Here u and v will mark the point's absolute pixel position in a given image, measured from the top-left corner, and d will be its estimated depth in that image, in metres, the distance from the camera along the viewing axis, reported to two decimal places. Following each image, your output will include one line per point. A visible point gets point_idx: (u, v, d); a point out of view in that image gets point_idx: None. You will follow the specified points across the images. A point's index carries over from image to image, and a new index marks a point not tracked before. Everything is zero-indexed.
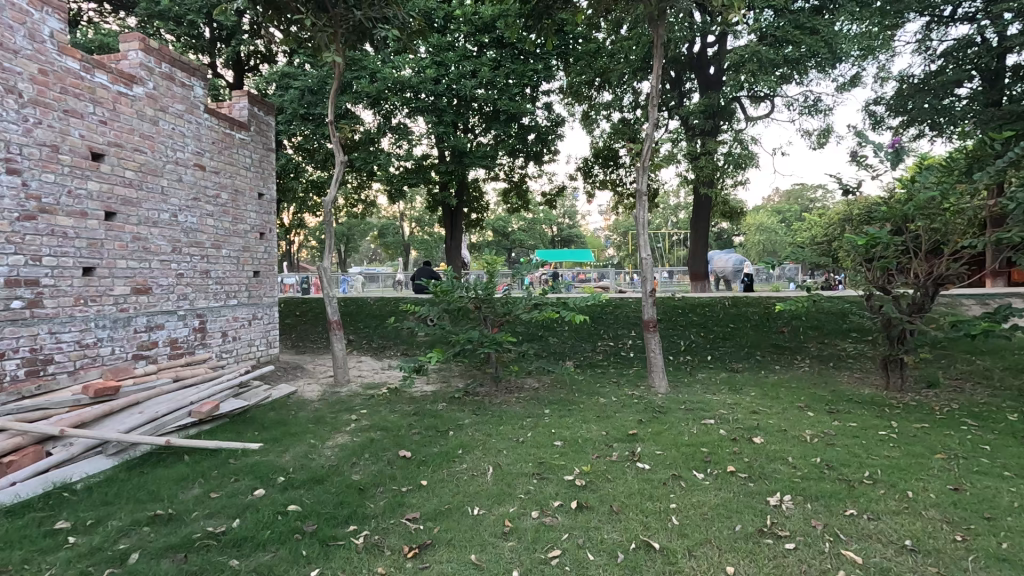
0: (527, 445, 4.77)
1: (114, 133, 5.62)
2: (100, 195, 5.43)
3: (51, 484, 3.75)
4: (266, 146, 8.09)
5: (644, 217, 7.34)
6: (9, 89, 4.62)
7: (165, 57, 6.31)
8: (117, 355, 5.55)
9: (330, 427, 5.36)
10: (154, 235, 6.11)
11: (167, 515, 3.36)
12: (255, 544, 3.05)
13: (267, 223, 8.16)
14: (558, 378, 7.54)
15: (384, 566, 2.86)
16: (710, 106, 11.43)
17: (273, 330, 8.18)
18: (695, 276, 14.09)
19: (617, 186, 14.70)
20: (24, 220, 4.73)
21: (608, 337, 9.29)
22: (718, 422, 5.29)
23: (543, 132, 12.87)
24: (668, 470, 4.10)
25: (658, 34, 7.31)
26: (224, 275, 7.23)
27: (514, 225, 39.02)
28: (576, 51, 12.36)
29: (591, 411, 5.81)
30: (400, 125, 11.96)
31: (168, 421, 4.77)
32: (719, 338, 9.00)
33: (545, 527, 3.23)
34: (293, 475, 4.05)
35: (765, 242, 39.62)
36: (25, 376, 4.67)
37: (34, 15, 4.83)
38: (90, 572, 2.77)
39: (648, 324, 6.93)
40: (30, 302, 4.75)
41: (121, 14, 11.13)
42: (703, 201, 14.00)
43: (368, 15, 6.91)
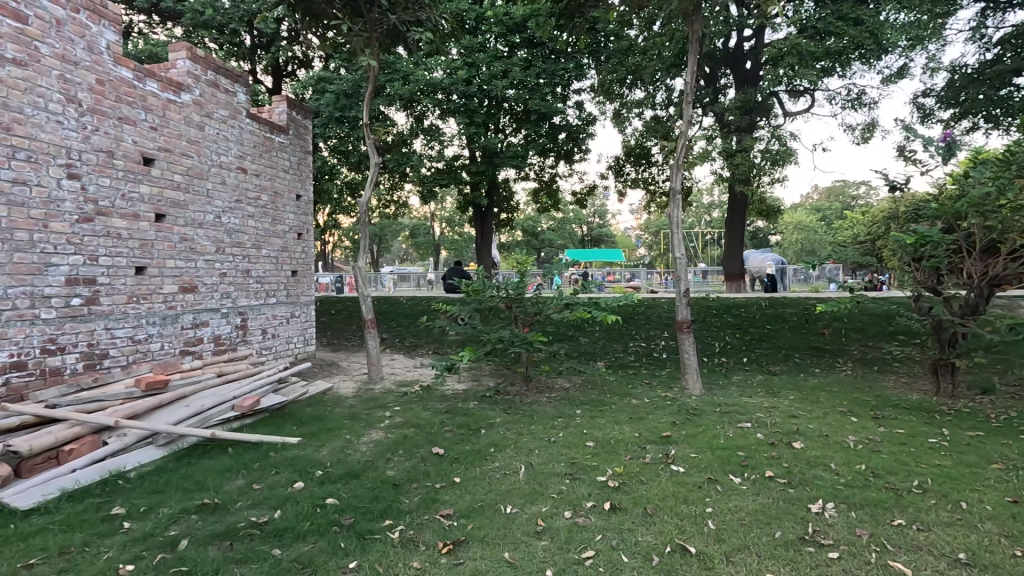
0: (559, 445, 4.77)
1: (163, 138, 5.89)
2: (151, 198, 5.71)
3: (107, 472, 3.95)
4: (304, 148, 8.33)
5: (677, 216, 7.20)
6: (69, 98, 4.89)
7: (210, 64, 6.57)
8: (166, 350, 5.83)
9: (365, 423, 5.49)
10: (200, 236, 6.38)
11: (214, 505, 3.50)
12: (295, 536, 3.14)
13: (305, 223, 8.41)
14: (589, 378, 7.51)
15: (420, 561, 2.90)
16: (747, 102, 11.12)
17: (310, 328, 8.42)
18: (731, 276, 13.77)
19: (649, 185, 14.49)
20: (82, 221, 5.00)
21: (641, 337, 9.16)
22: (755, 426, 5.16)
23: (574, 131, 12.82)
24: (703, 473, 4.02)
25: (692, 30, 7.16)
26: (265, 274, 7.49)
27: (544, 225, 38.97)
28: (608, 48, 12.23)
29: (623, 412, 5.76)
30: (432, 126, 12.11)
31: (213, 414, 4.98)
32: (756, 340, 8.76)
33: (579, 528, 3.22)
34: (331, 469, 4.15)
35: (804, 241, 38.35)
36: (83, 370, 4.94)
37: (92, 28, 5.10)
38: (144, 556, 2.91)
39: (681, 324, 6.82)
40: (87, 300, 5.01)
41: (169, 24, 11.66)
42: (739, 199, 13.65)
43: (402, 19, 7.01)
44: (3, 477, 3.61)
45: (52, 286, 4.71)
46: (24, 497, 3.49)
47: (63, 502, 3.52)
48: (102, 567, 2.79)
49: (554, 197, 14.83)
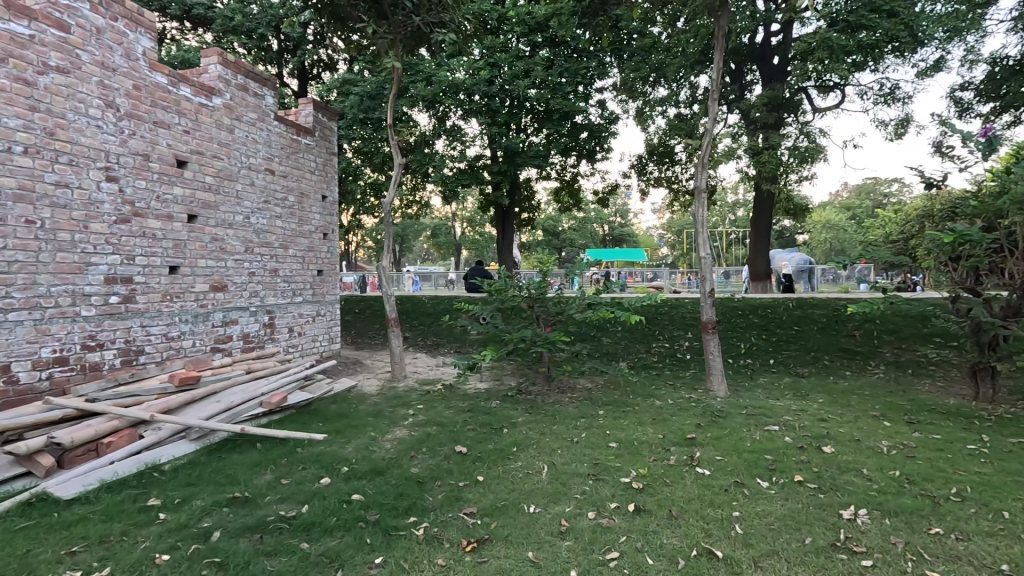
0: (582, 445, 4.75)
1: (195, 141, 6.05)
2: (184, 200, 5.89)
3: (143, 465, 4.10)
4: (329, 150, 8.48)
5: (702, 215, 7.08)
6: (109, 104, 5.08)
7: (240, 69, 6.74)
8: (197, 347, 6.01)
9: (389, 421, 5.55)
10: (230, 236, 6.54)
11: (244, 498, 3.60)
12: (322, 530, 3.20)
13: (330, 224, 8.56)
14: (612, 379, 7.46)
15: (444, 558, 2.92)
16: (774, 98, 10.89)
17: (335, 326, 8.57)
18: (756, 276, 13.49)
19: (672, 184, 14.31)
20: (119, 223, 5.18)
21: (664, 338, 9.05)
22: (782, 429, 5.06)
23: (596, 130, 12.73)
24: (730, 476, 3.96)
25: (718, 25, 7.03)
26: (292, 274, 7.65)
27: (565, 224, 38.89)
28: (631, 46, 12.11)
29: (647, 414, 5.70)
30: (454, 127, 12.19)
31: (243, 410, 5.11)
32: (783, 341, 8.58)
33: (602, 529, 3.20)
34: (356, 466, 4.22)
35: (832, 240, 37.40)
36: (121, 365, 5.12)
37: (129, 35, 5.28)
38: (179, 546, 3.00)
39: (706, 325, 6.72)
40: (124, 297, 5.19)
41: (200, 30, 11.98)
42: (765, 197, 13.36)
43: (426, 20, 7.07)
44: (48, 467, 3.76)
45: (92, 284, 4.89)
46: (67, 487, 3.63)
47: (103, 492, 3.65)
48: (140, 556, 2.88)
49: (575, 196, 14.78)
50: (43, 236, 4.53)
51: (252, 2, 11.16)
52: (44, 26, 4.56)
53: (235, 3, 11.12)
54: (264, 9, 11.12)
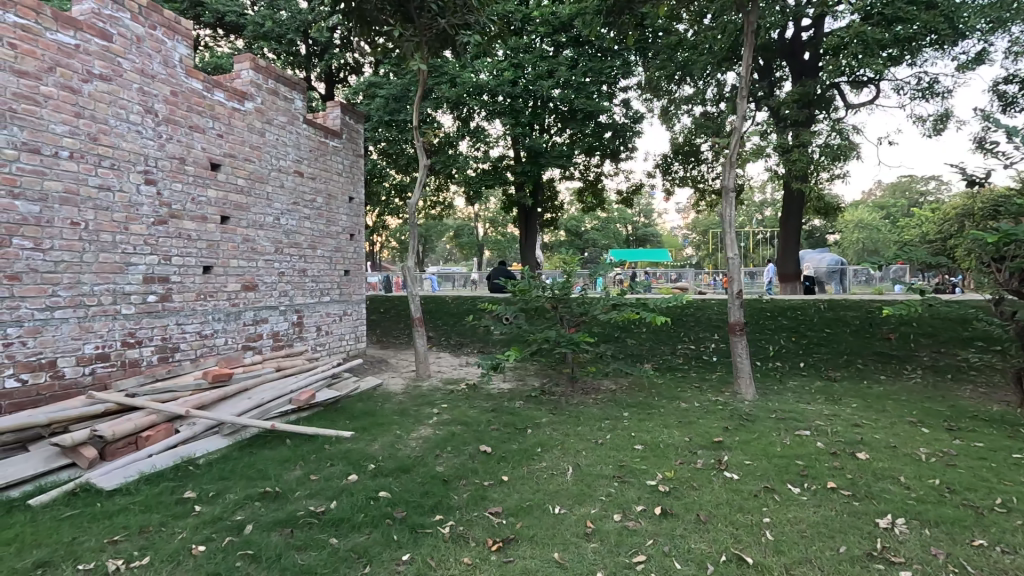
0: (607, 447, 4.71)
1: (228, 144, 6.23)
2: (217, 201, 6.06)
3: (179, 458, 4.23)
4: (356, 152, 8.62)
5: (730, 215, 6.92)
6: (147, 110, 5.27)
7: (271, 73, 6.90)
8: (229, 345, 6.18)
9: (414, 419, 5.61)
10: (260, 237, 6.70)
11: (275, 493, 3.68)
12: (351, 526, 3.25)
13: (356, 225, 8.70)
14: (636, 381, 7.39)
15: (471, 557, 2.94)
16: (805, 95, 10.62)
17: (361, 325, 8.71)
18: (785, 277, 13.18)
19: (698, 183, 14.09)
20: (157, 224, 5.37)
21: (689, 339, 8.91)
22: (814, 434, 4.93)
23: (620, 130, 12.62)
24: (759, 481, 3.88)
25: (747, 21, 6.87)
26: (320, 273, 7.80)
27: (587, 224, 38.70)
28: (656, 44, 11.95)
29: (673, 416, 5.62)
30: (478, 128, 12.26)
31: (273, 407, 5.23)
32: (814, 344, 8.36)
33: (628, 532, 3.18)
34: (382, 463, 4.28)
35: (865, 240, 36.30)
36: (158, 362, 5.31)
37: (167, 43, 5.47)
38: (214, 538, 3.09)
39: (734, 326, 6.59)
40: (161, 297, 5.38)
41: (232, 37, 12.33)
42: (795, 196, 13.04)
43: (452, 22, 7.14)
44: (90, 459, 3.92)
45: (131, 284, 5.08)
46: (109, 478, 3.77)
47: (142, 484, 3.78)
48: (178, 547, 2.98)
49: (599, 196, 14.68)
50: (87, 237, 4.71)
51: (281, 8, 11.43)
52: (88, 35, 4.75)
53: (266, 9, 11.40)
54: (293, 15, 11.37)
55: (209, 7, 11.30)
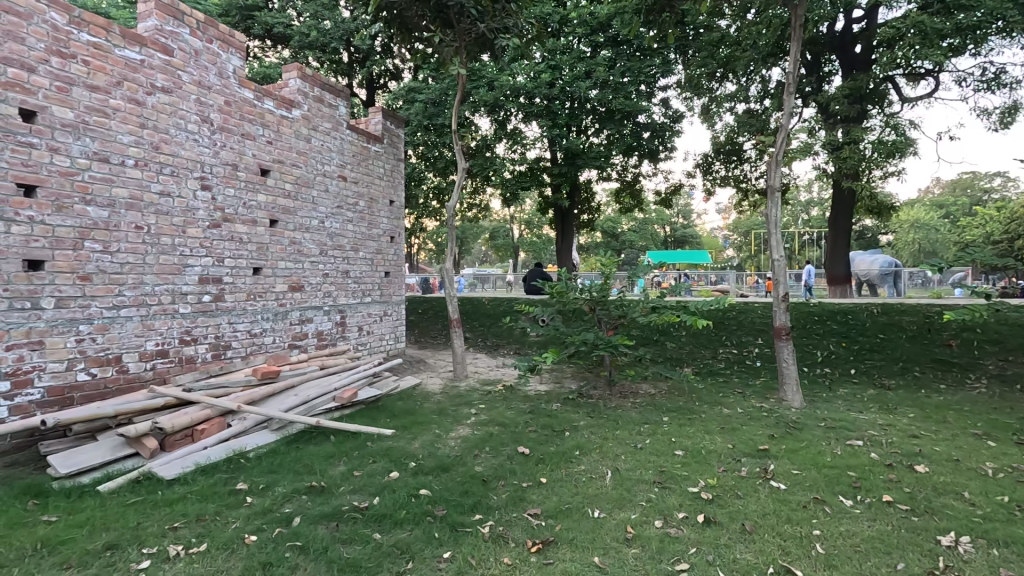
0: (646, 451, 4.65)
1: (277, 151, 6.48)
2: (266, 205, 6.32)
3: (231, 451, 4.43)
4: (396, 156, 8.81)
5: (775, 215, 6.68)
6: (204, 119, 5.55)
7: (317, 81, 7.14)
8: (277, 343, 6.43)
9: (453, 419, 5.68)
10: (306, 240, 6.94)
11: (321, 487, 3.81)
12: (393, 522, 3.32)
13: (397, 227, 8.89)
14: (676, 385, 7.25)
15: (510, 558, 2.95)
16: (856, 90, 10.17)
17: (400, 326, 8.89)
18: (834, 279, 12.63)
19: (741, 183, 13.69)
20: (212, 227, 5.64)
21: (731, 343, 8.66)
22: (868, 445, 4.70)
23: (659, 129, 12.40)
24: (808, 492, 3.73)
25: (794, 15, 6.63)
26: (361, 275, 8.00)
27: (624, 225, 38.18)
28: (697, 41, 11.69)
29: (715, 422, 5.48)
30: (515, 130, 12.30)
31: (317, 404, 5.42)
32: (865, 350, 7.99)
33: (670, 539, 3.12)
34: (422, 462, 4.35)
35: (922, 241, 34.38)
36: (211, 358, 5.58)
37: (222, 55, 5.75)
38: (265, 528, 3.23)
39: (779, 331, 6.38)
40: (215, 296, 5.65)
41: (279, 47, 12.84)
42: (845, 196, 12.47)
43: (491, 26, 7.19)
44: (152, 449, 4.16)
45: (188, 284, 5.36)
46: (168, 468, 3.99)
47: (198, 475, 3.98)
48: (232, 536, 3.12)
49: (637, 197, 14.47)
50: (149, 240, 5.00)
51: (325, 17, 11.81)
52: (152, 51, 5.06)
53: (310, 19, 11.80)
54: (337, 24, 11.74)
55: (259, 20, 11.81)
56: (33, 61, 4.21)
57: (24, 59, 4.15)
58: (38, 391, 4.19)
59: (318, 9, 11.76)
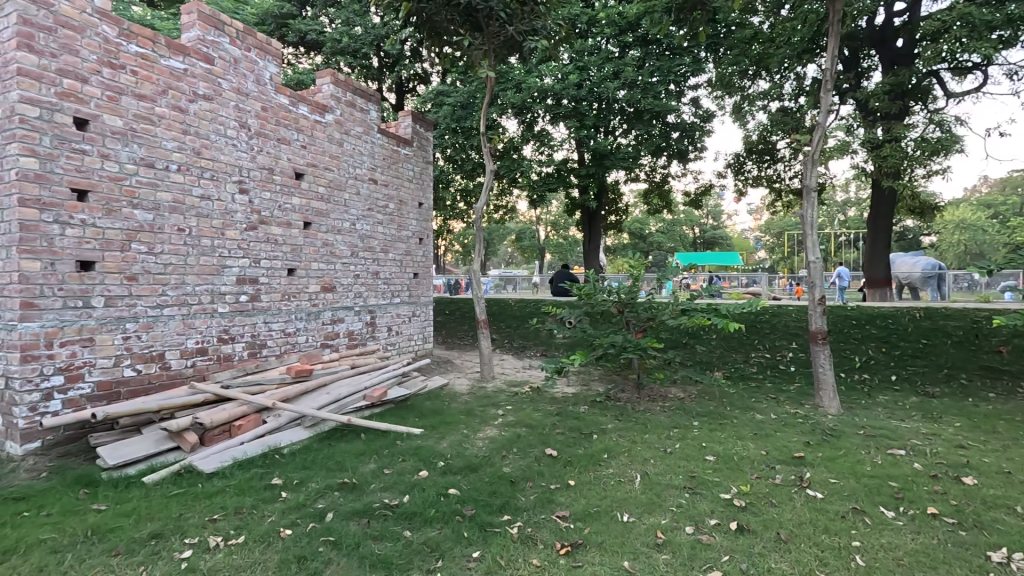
0: (676, 456, 4.58)
1: (311, 155, 6.64)
2: (301, 208, 6.48)
3: (267, 447, 4.55)
4: (425, 159, 8.92)
5: (811, 216, 6.46)
6: (242, 125, 5.74)
7: (349, 87, 7.28)
8: (310, 342, 6.59)
9: (480, 420, 5.72)
10: (338, 241, 7.10)
11: (352, 484, 3.88)
12: (423, 520, 3.37)
13: (425, 229, 8.99)
14: (706, 389, 7.13)
15: (539, 560, 2.95)
16: (898, 85, 9.80)
17: (428, 326, 8.98)
18: (873, 282, 12.18)
19: (774, 183, 13.35)
20: (249, 230, 5.82)
21: (764, 347, 8.46)
22: (911, 455, 4.52)
23: (689, 129, 12.19)
24: (847, 502, 3.61)
25: (832, 10, 6.41)
26: (391, 276, 8.13)
27: (652, 227, 37.64)
28: (729, 39, 11.46)
29: (747, 428, 5.36)
30: (542, 131, 12.28)
31: (348, 403, 5.53)
32: (908, 355, 7.68)
33: (702, 545, 3.07)
34: (451, 461, 4.39)
35: (969, 242, 32.78)
36: (247, 356, 5.76)
37: (259, 63, 5.94)
38: (299, 523, 3.31)
39: (815, 335, 6.19)
40: (251, 296, 5.83)
41: (312, 53, 13.18)
42: (886, 195, 12.00)
43: (519, 29, 7.21)
44: (192, 444, 4.31)
45: (226, 284, 5.54)
46: (208, 462, 4.13)
47: (236, 469, 4.12)
48: (268, 529, 3.21)
49: (666, 197, 14.27)
50: (190, 242, 5.20)
51: (356, 23, 12.05)
52: (195, 60, 5.26)
53: (342, 26, 12.08)
54: (367, 30, 11.98)
55: (293, 28, 12.15)
56: (86, 72, 4.43)
57: (78, 70, 4.38)
58: (89, 385, 4.40)
59: (350, 16, 12.02)
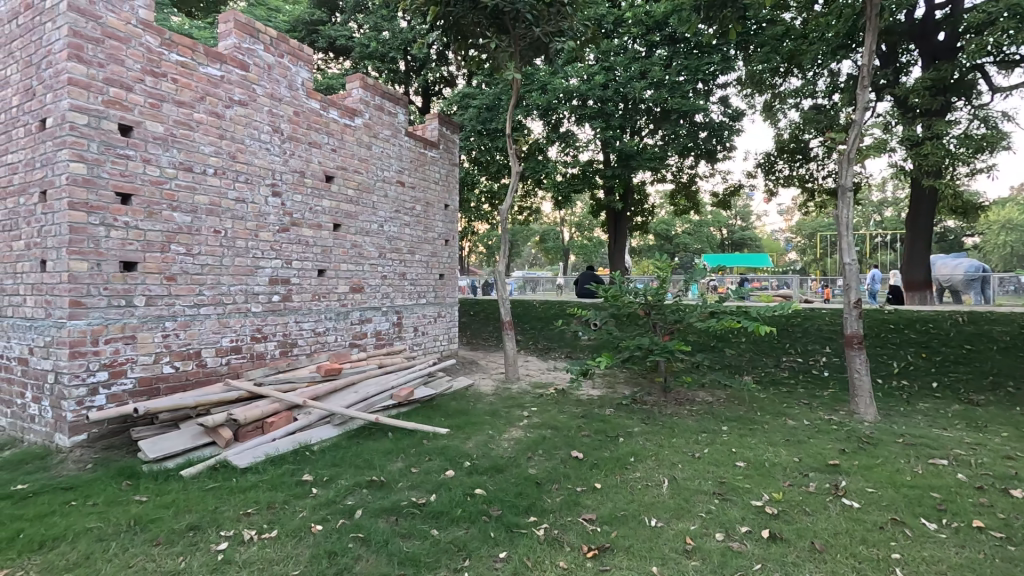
0: (705, 461, 4.50)
1: (341, 158, 6.78)
2: (331, 210, 6.62)
3: (297, 443, 4.65)
4: (451, 161, 9.00)
5: (846, 216, 6.24)
6: (276, 129, 5.90)
7: (377, 91, 7.40)
8: (339, 342, 6.72)
9: (506, 421, 5.73)
10: (367, 243, 7.22)
11: (380, 482, 3.94)
12: (449, 519, 3.40)
13: (451, 231, 9.06)
14: (735, 394, 6.98)
15: (567, 562, 2.93)
16: (939, 80, 9.42)
17: (453, 327, 9.05)
18: (911, 285, 11.76)
19: (806, 182, 13.00)
20: (282, 232, 5.97)
21: (796, 351, 8.23)
22: (954, 465, 4.33)
23: (718, 128, 11.97)
24: (885, 512, 3.49)
25: (869, 4, 6.22)
26: (417, 277, 8.23)
27: (678, 228, 37.05)
28: (760, 36, 11.23)
29: (779, 434, 5.23)
30: (568, 132, 12.23)
31: (376, 402, 5.63)
32: (950, 362, 7.37)
33: (733, 553, 3.01)
34: (477, 461, 4.41)
35: (1016, 243, 31.24)
36: (280, 355, 5.91)
37: (292, 68, 6.09)
38: (330, 519, 3.38)
39: (850, 339, 6.00)
40: (283, 296, 5.98)
41: (341, 59, 13.45)
42: (926, 194, 11.55)
43: (546, 30, 7.21)
44: (227, 439, 4.44)
45: (260, 284, 5.71)
46: (242, 457, 4.25)
47: (268, 464, 4.23)
48: (300, 524, 3.28)
49: (693, 198, 14.05)
50: (226, 243, 5.36)
51: (384, 28, 12.25)
52: (231, 67, 5.44)
53: (371, 32, 12.30)
54: (395, 34, 12.18)
55: (323, 34, 12.44)
56: (130, 81, 4.62)
57: (123, 79, 4.57)
58: (131, 381, 4.58)
59: (378, 21, 12.22)
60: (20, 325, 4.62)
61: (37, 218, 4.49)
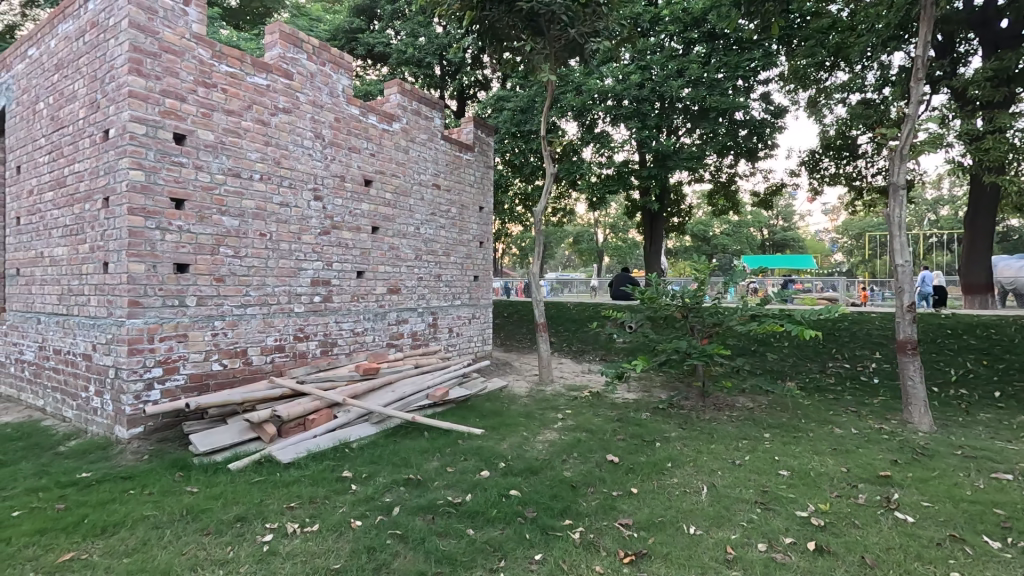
0: (745, 469, 4.36)
1: (380, 162, 6.95)
2: (370, 213, 6.79)
3: (337, 440, 4.77)
4: (487, 163, 9.07)
5: (899, 215, 5.92)
6: (318, 135, 6.09)
7: (415, 96, 7.53)
8: (377, 342, 6.87)
9: (540, 423, 5.72)
10: (404, 245, 7.36)
11: (417, 480, 4.00)
12: (485, 519, 3.42)
13: (485, 233, 9.12)
14: (778, 400, 6.75)
15: (602, 566, 2.91)
16: (1001, 70, 8.86)
17: (488, 328, 9.11)
18: (970, 288, 11.11)
19: (854, 180, 12.46)
20: (324, 234, 6.15)
21: (843, 357, 7.89)
22: (1020, 480, 4.06)
23: (759, 125, 11.61)
24: (943, 528, 3.30)
25: None
26: (453, 278, 8.32)
27: (717, 229, 36.11)
28: (804, 29, 10.86)
29: (825, 442, 5.02)
30: (602, 132, 12.10)
31: (412, 401, 5.72)
32: (1014, 370, 6.89)
33: (776, 564, 2.92)
34: (512, 463, 4.42)
35: None
36: (321, 354, 6.09)
37: (333, 76, 6.26)
38: (368, 515, 3.45)
39: (903, 345, 5.72)
40: (325, 297, 6.16)
41: (379, 65, 13.75)
42: (987, 191, 10.86)
43: (582, 31, 7.19)
44: (271, 435, 4.60)
45: (303, 285, 5.90)
46: (285, 452, 4.39)
47: (310, 460, 4.35)
48: (340, 520, 3.36)
49: (732, 198, 13.68)
50: (271, 246, 5.56)
51: (420, 34, 12.47)
52: (276, 76, 5.66)
53: (408, 38, 12.56)
54: (431, 39, 12.39)
55: (362, 41, 12.77)
56: (184, 91, 4.88)
57: (178, 90, 4.83)
58: (183, 377, 4.81)
59: (415, 27, 12.46)
60: (85, 322, 4.93)
61: (100, 223, 4.78)
